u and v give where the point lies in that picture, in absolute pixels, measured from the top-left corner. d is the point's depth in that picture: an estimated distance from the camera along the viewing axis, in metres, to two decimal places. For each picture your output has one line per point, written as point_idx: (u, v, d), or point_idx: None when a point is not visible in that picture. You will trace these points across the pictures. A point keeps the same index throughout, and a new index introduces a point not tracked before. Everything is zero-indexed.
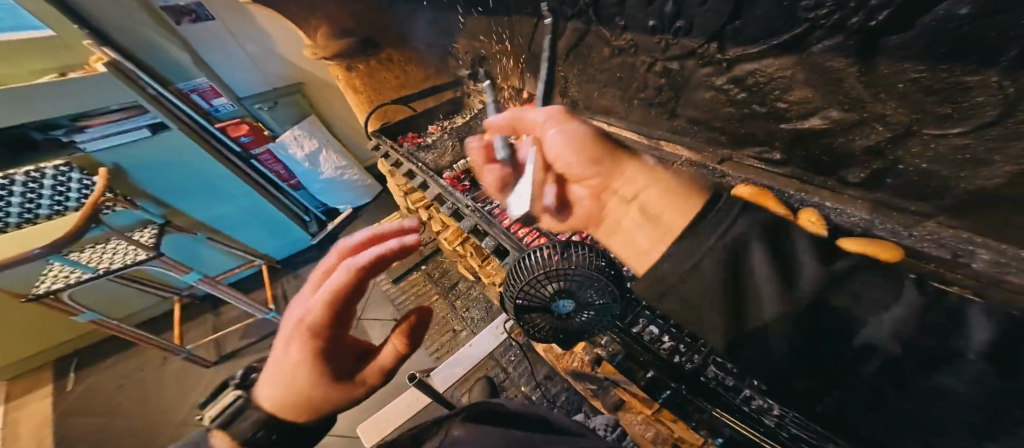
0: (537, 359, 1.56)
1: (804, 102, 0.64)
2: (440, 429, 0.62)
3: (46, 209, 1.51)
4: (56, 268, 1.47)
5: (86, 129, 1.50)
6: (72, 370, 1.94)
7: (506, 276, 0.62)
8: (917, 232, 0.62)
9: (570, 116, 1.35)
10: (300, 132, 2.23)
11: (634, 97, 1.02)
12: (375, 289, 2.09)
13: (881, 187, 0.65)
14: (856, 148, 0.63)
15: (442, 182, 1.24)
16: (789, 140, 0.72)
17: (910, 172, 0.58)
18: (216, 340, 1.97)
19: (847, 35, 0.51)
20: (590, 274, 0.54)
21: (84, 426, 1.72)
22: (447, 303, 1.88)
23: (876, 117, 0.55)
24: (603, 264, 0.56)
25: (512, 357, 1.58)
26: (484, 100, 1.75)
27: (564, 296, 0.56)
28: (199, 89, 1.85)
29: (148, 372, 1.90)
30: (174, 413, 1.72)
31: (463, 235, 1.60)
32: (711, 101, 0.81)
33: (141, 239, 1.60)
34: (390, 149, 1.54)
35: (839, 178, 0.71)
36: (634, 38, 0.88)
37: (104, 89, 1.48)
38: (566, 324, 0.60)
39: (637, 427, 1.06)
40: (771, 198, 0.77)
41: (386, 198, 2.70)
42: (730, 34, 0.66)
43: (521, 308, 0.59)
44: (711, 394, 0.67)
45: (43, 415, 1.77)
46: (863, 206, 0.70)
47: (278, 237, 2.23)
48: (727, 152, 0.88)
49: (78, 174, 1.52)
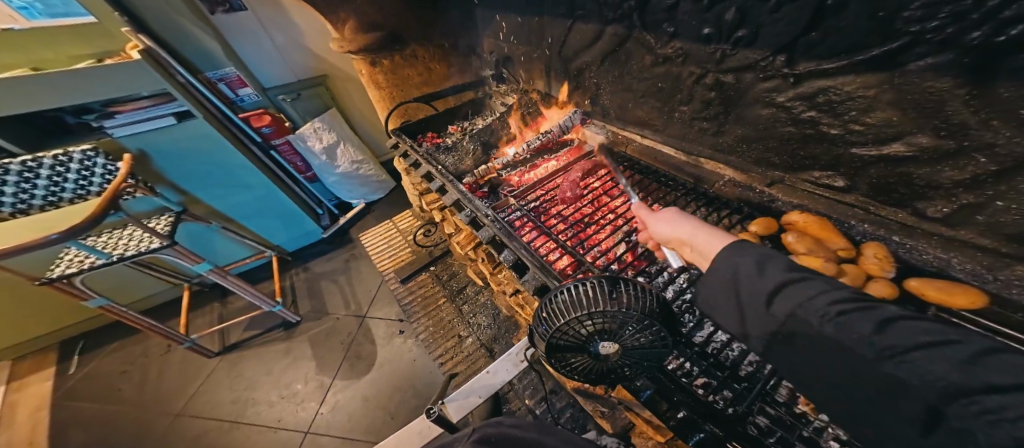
0: (543, 371, 1.48)
1: (885, 125, 0.58)
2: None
3: (70, 192, 1.50)
4: (72, 251, 1.47)
5: (116, 115, 1.49)
6: (76, 353, 1.96)
7: (538, 307, 0.57)
8: (1003, 276, 0.56)
9: (598, 125, 1.29)
10: (320, 125, 2.22)
11: (675, 110, 0.96)
12: (382, 287, 2.04)
13: (967, 225, 0.57)
14: (943, 181, 0.56)
15: (461, 188, 1.18)
16: (856, 168, 0.66)
17: (1010, 210, 0.51)
18: (221, 330, 1.96)
19: (961, 53, 0.45)
20: (640, 319, 0.48)
21: (79, 410, 1.71)
22: (454, 308, 1.82)
23: (981, 146, 0.49)
24: (655, 307, 0.50)
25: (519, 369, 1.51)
26: (505, 103, 1.70)
27: (603, 337, 0.51)
28: (227, 79, 1.85)
29: (151, 361, 1.91)
30: (171, 403, 1.70)
31: (476, 240, 1.54)
32: (768, 119, 0.75)
33: (155, 227, 1.58)
34: (408, 148, 1.49)
35: (913, 211, 0.64)
36: (683, 46, 0.82)
37: (135, 77, 1.45)
38: (602, 364, 0.54)
39: None
40: (830, 230, 0.72)
41: (399, 194, 2.67)
42: (803, 47, 0.61)
43: (555, 347, 0.54)
44: (751, 444, 0.55)
45: (42, 397, 1.78)
46: (938, 243, 0.62)
47: (290, 228, 2.21)
48: (778, 174, 0.81)
49: (104, 160, 1.52)
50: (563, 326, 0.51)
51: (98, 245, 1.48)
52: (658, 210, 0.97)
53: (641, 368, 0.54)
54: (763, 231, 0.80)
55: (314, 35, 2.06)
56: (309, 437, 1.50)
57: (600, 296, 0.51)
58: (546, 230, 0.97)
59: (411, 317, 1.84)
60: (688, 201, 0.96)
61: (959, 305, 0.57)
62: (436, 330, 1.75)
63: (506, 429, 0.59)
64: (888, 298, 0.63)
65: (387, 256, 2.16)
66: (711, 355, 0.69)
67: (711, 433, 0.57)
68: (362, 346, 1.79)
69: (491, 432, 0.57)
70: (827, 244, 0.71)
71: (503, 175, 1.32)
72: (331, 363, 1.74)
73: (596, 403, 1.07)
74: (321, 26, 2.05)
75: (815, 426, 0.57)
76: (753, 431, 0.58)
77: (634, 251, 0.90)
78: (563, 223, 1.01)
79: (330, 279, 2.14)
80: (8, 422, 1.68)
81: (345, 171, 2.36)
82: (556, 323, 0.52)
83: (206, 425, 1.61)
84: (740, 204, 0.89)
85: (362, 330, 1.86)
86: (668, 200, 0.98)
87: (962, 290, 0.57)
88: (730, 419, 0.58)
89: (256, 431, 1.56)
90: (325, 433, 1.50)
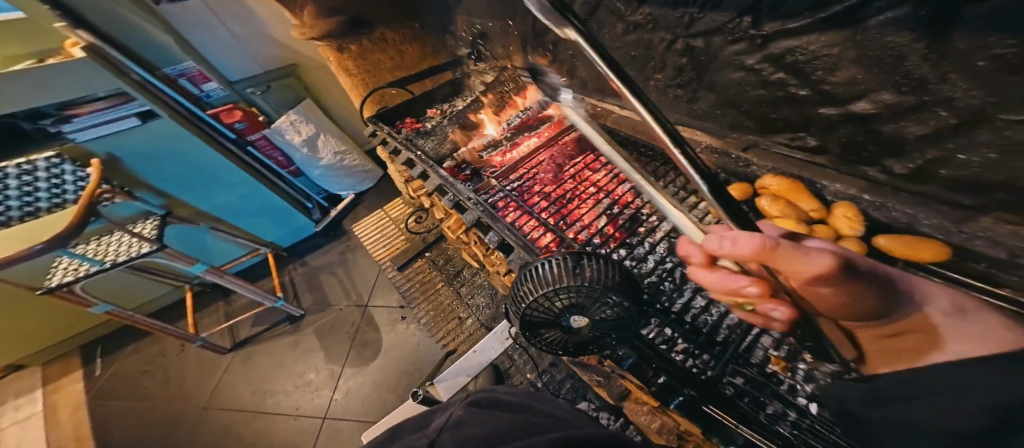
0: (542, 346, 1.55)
1: (850, 83, 0.57)
2: (443, 412, 0.60)
3: (46, 201, 1.48)
4: (65, 260, 1.49)
5: (74, 118, 1.42)
6: (98, 356, 2.04)
7: (512, 288, 0.58)
8: (970, 229, 0.56)
9: (577, 99, 1.26)
10: (297, 118, 2.17)
11: (650, 78, 0.94)
12: (380, 277, 2.07)
13: (933, 178, 0.58)
14: (909, 136, 0.56)
15: (441, 173, 1.17)
16: (826, 127, 0.66)
17: (972, 162, 0.51)
18: (230, 328, 2.02)
19: (917, 5, 0.44)
20: (605, 292, 0.51)
21: (111, 409, 1.82)
22: (452, 291, 1.85)
23: (941, 100, 0.49)
24: (619, 279, 0.52)
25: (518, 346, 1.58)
26: (484, 81, 1.65)
27: (574, 312, 0.54)
28: (187, 74, 1.76)
29: (168, 361, 1.99)
30: (194, 399, 1.80)
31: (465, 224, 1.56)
32: (739, 84, 0.74)
33: (142, 231, 1.59)
34: (387, 135, 1.46)
35: (881, 169, 0.65)
36: (651, 12, 0.79)
37: (84, 76, 1.38)
38: (575, 337, 0.57)
39: (643, 417, 1.04)
40: (803, 193, 0.74)
41: (389, 183, 2.65)
42: (767, 7, 0.59)
43: (530, 324, 0.56)
44: (726, 404, 0.60)
45: (78, 398, 1.88)
46: (906, 199, 0.63)
47: (281, 225, 2.21)
48: (753, 138, 0.81)
49: (71, 166, 1.47)
50: (534, 302, 0.53)
51: (89, 253, 1.50)
52: (638, 181, 0.97)
53: (614, 338, 0.58)
54: (739, 197, 0.82)
55: (274, 21, 1.96)
56: (328, 423, 1.60)
57: (565, 272, 0.53)
58: (528, 210, 0.98)
59: (410, 303, 1.88)
60: (666, 171, 0.96)
61: (925, 259, 0.60)
62: (437, 314, 1.80)
63: (497, 396, 0.63)
64: (859, 256, 0.66)
65: (381, 245, 2.14)
66: (689, 323, 0.72)
67: (689, 396, 0.62)
68: (367, 334, 1.86)
69: (481, 398, 0.62)
70: (800, 206, 0.73)
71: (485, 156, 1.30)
72: (339, 353, 1.82)
73: (593, 373, 1.13)
74: (279, 11, 1.94)
75: (785, 384, 0.62)
76: (729, 392, 0.63)
77: (615, 223, 0.92)
78: (545, 200, 1.01)
79: (329, 272, 2.17)
80: (53, 422, 1.80)
81: (329, 163, 2.33)
82: (527, 300, 0.54)
83: (231, 415, 1.71)
84: (718, 171, 0.89)
85: (366, 319, 1.92)
86: (647, 171, 0.98)
87: (926, 244, 0.60)
88: (706, 383, 0.62)
89: (277, 421, 1.65)
90: (342, 417, 1.60)
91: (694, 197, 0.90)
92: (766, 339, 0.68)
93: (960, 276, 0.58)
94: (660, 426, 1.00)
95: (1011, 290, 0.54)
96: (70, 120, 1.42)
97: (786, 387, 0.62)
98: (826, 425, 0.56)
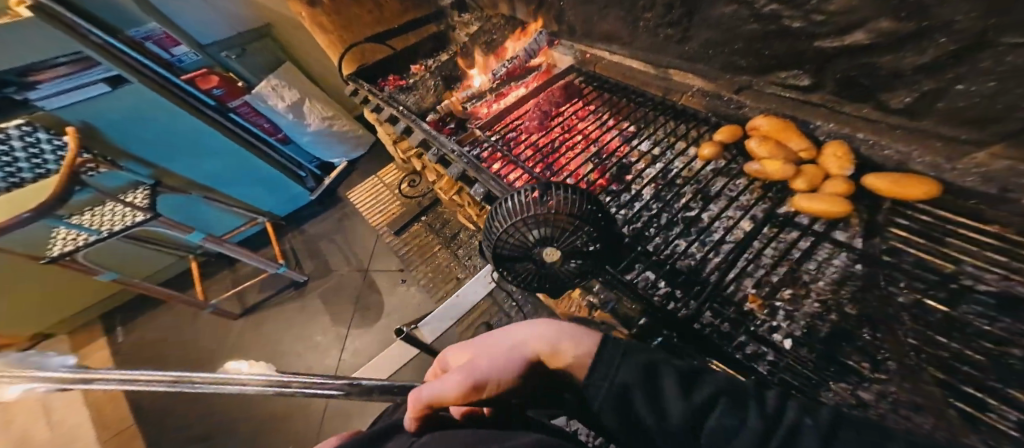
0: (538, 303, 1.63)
1: (846, 11, 0.53)
2: None
3: (28, 172, 1.48)
4: (63, 231, 1.52)
5: (38, 85, 1.36)
6: (118, 326, 2.17)
7: (486, 225, 0.60)
8: (962, 165, 0.54)
9: (567, 45, 1.19)
10: (277, 83, 2.08)
11: (639, 19, 0.89)
12: (378, 243, 2.10)
13: (931, 112, 0.55)
14: (907, 67, 0.52)
15: (424, 126, 1.14)
16: (822, 63, 0.62)
17: (970, 92, 0.47)
18: (238, 295, 2.11)
19: None
20: (571, 219, 0.53)
21: (139, 371, 1.98)
22: (449, 253, 1.88)
23: (940, 25, 0.44)
24: (586, 208, 0.54)
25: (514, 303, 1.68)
26: (470, 33, 1.56)
27: (545, 244, 0.55)
28: (154, 37, 1.64)
29: (184, 327, 2.11)
30: (213, 361, 1.94)
31: (457, 185, 1.55)
32: (731, 18, 0.69)
33: (134, 200, 1.60)
34: (368, 93, 1.39)
35: (877, 104, 0.61)
36: None
37: (39, 37, 1.30)
38: (548, 273, 0.57)
39: None
40: (793, 132, 0.70)
41: (382, 148, 2.60)
42: None
43: (501, 256, 0.58)
44: (705, 341, 0.59)
45: (108, 359, 2.05)
46: (901, 136, 0.61)
47: (275, 193, 2.22)
48: (746, 78, 0.78)
49: (46, 134, 1.45)
50: (507, 230, 0.56)
51: (84, 223, 1.52)
52: (627, 129, 0.95)
53: (587, 276, 0.57)
54: (727, 140, 0.79)
55: None
56: None
57: (534, 200, 0.55)
58: (512, 159, 0.96)
59: (409, 265, 1.93)
60: (656, 116, 0.93)
61: (915, 196, 0.57)
62: (435, 276, 1.84)
63: None
64: (846, 195, 0.63)
65: (378, 211, 2.15)
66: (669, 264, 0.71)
67: (666, 337, 0.60)
68: (368, 297, 1.94)
69: None
70: (790, 146, 0.70)
71: (470, 108, 1.24)
72: (345, 316, 1.91)
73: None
74: None
75: (762, 323, 0.60)
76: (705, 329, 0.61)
77: (601, 169, 0.91)
78: (531, 150, 0.99)
79: (328, 239, 2.20)
80: None
81: (317, 129, 2.26)
82: (499, 230, 0.57)
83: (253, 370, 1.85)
84: (709, 114, 0.86)
85: (367, 283, 1.98)
86: (637, 117, 0.95)
87: (917, 181, 0.57)
88: (681, 321, 0.60)
89: None
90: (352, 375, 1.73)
91: (683, 142, 0.88)
92: (750, 281, 0.66)
93: (950, 215, 0.55)
94: None
95: (1004, 227, 0.51)
96: (33, 86, 1.36)
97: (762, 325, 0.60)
98: (802, 363, 0.53)
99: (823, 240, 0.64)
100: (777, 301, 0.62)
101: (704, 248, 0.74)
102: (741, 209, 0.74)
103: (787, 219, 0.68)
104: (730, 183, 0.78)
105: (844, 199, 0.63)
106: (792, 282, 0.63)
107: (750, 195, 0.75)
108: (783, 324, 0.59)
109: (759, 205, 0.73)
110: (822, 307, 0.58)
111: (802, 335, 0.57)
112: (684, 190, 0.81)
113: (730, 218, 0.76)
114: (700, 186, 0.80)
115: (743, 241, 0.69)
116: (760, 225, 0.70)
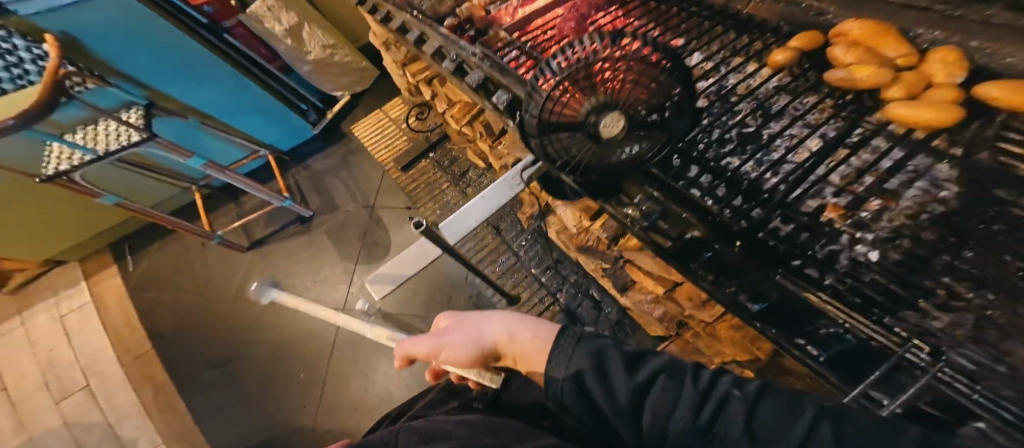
0: (550, 245, 1.65)
1: None
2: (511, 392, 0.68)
3: (10, 83, 1.37)
4: (57, 147, 1.44)
5: None
6: (127, 254, 2.20)
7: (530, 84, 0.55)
8: None
9: None
10: (273, 2, 1.82)
11: None
12: (384, 180, 2.02)
13: None
14: None
15: (441, 30, 0.99)
16: None
17: None
18: (243, 227, 2.09)
19: None
20: (646, 76, 0.49)
21: (155, 297, 2.09)
22: (457, 190, 1.81)
23: None
24: (666, 66, 0.50)
25: (524, 241, 1.69)
26: None
27: (606, 111, 0.51)
28: None
29: (193, 258, 2.12)
30: (223, 290, 2.01)
31: (471, 112, 1.44)
32: None
33: (131, 119, 1.49)
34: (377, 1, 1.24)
35: None
36: None
37: None
38: (596, 146, 0.56)
39: (645, 306, 1.11)
40: (889, 36, 0.61)
41: (388, 82, 2.41)
42: None
43: (550, 123, 0.52)
44: (765, 250, 0.53)
45: (119, 288, 2.15)
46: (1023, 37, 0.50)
47: (277, 125, 2.09)
48: None
49: (22, 41, 1.33)
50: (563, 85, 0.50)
51: (79, 140, 1.43)
52: (679, 43, 0.86)
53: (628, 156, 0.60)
54: (803, 46, 0.69)
55: None
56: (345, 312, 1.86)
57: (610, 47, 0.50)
58: (540, 59, 0.86)
59: (415, 203, 1.88)
60: (714, 29, 0.84)
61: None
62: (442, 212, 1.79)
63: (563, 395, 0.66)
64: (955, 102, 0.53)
65: (383, 146, 2.04)
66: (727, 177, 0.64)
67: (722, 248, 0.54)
68: (375, 234, 1.93)
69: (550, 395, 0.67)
70: (885, 53, 0.61)
71: (492, 11, 1.11)
72: (350, 250, 1.93)
73: (600, 259, 1.20)
74: None
75: (837, 235, 0.54)
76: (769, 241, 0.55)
77: None
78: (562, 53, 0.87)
79: (333, 175, 2.12)
80: (105, 310, 2.13)
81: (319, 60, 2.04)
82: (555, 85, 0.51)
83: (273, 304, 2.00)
84: (779, 23, 0.77)
85: (373, 220, 1.95)
86: (692, 30, 0.86)
87: None
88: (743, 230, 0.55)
89: None
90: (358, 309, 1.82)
91: (740, 58, 0.79)
92: (821, 195, 0.60)
93: None
94: (662, 314, 1.08)
95: None
96: None
97: (842, 235, 0.54)
98: (881, 280, 0.47)
99: (918, 152, 0.55)
100: (858, 213, 0.55)
101: (766, 165, 0.67)
102: (808, 128, 0.66)
103: (873, 130, 0.59)
104: (797, 100, 0.69)
105: (953, 106, 0.52)
106: (879, 192, 0.56)
107: (817, 113, 0.67)
108: (865, 232, 0.53)
109: (829, 124, 0.64)
110: (912, 220, 0.51)
111: (886, 249, 0.50)
112: (742, 106, 0.74)
113: (795, 136, 0.69)
114: (760, 102, 0.72)
115: (814, 154, 0.62)
116: (831, 138, 0.61)
